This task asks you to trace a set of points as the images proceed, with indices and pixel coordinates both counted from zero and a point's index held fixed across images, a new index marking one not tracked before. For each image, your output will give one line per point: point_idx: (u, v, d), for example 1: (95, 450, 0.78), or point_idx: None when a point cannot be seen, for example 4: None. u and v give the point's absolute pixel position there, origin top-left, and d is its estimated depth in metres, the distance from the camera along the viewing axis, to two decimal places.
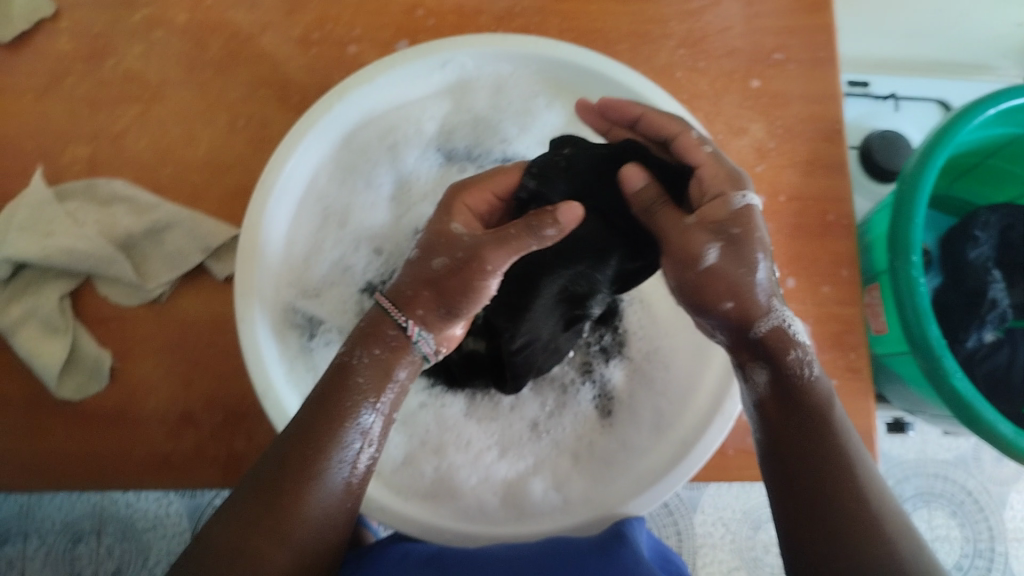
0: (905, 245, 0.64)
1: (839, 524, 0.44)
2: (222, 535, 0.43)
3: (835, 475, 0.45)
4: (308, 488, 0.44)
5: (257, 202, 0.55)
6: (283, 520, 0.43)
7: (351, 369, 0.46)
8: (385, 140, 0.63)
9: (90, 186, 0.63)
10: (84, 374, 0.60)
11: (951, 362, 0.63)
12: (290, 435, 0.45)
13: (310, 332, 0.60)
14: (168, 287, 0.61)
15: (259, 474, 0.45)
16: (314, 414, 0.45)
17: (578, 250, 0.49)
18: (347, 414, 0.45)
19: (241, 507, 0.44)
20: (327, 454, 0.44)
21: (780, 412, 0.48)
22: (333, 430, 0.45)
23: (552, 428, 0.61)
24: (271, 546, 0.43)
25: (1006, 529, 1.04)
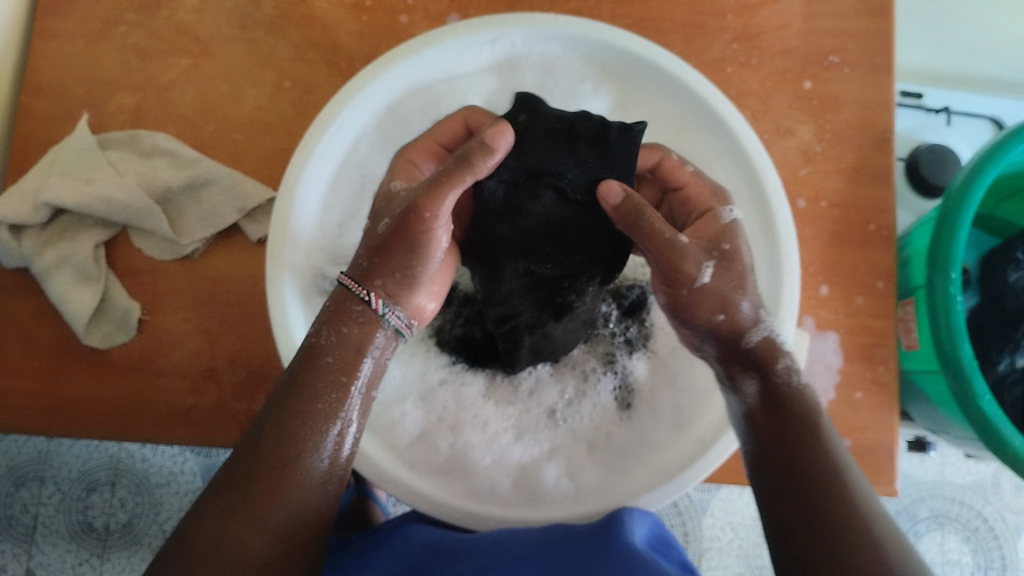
0: (946, 261, 0.63)
1: (825, 528, 0.42)
2: (199, 524, 0.42)
3: (820, 486, 0.44)
4: (284, 471, 0.43)
5: (296, 164, 0.55)
6: (263, 505, 0.42)
7: (321, 349, 0.46)
8: (429, 113, 0.62)
9: (133, 137, 0.64)
10: (112, 324, 0.61)
11: (982, 384, 0.62)
12: (263, 419, 0.45)
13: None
14: (201, 244, 0.61)
15: (233, 461, 0.44)
16: (286, 396, 0.45)
17: (540, 233, 0.48)
18: (321, 395, 0.45)
19: (217, 497, 0.43)
20: (301, 435, 0.44)
21: (771, 424, 0.47)
22: (307, 410, 0.45)
23: (570, 416, 0.61)
24: (249, 532, 0.41)
25: (1019, 559, 1.03)
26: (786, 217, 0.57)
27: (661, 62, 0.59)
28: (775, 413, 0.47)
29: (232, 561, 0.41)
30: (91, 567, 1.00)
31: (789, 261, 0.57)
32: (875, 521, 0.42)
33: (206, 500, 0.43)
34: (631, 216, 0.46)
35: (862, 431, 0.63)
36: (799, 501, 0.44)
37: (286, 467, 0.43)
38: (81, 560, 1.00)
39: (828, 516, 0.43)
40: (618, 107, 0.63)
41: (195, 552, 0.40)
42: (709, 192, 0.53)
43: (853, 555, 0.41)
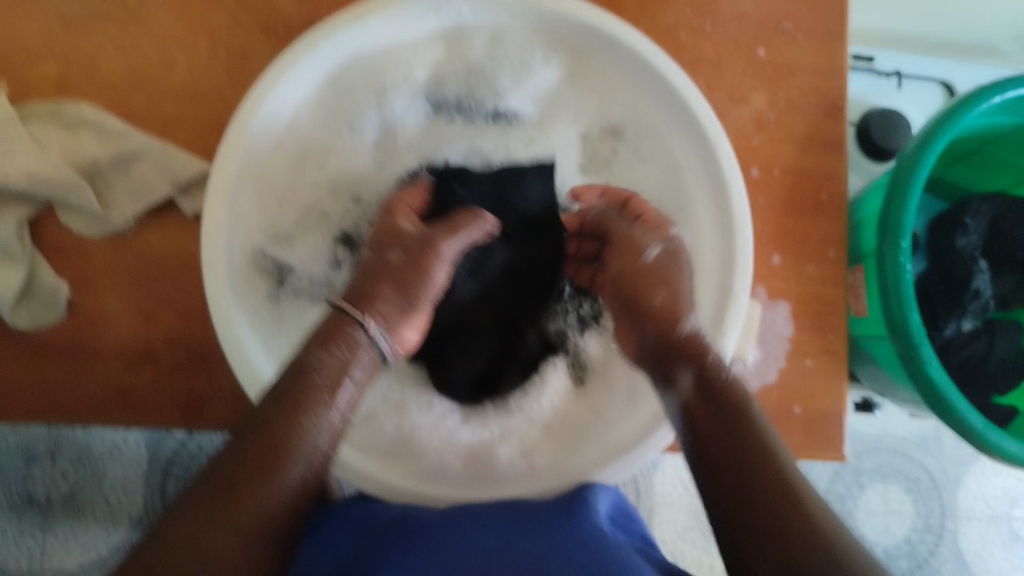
0: (896, 228, 0.63)
1: (772, 515, 0.40)
2: (169, 527, 0.39)
3: (758, 474, 0.42)
4: (262, 482, 0.41)
5: (231, 140, 0.52)
6: (246, 512, 0.40)
7: (311, 367, 0.46)
8: (371, 84, 0.60)
9: (55, 109, 0.60)
10: (41, 305, 0.57)
11: (929, 350, 0.63)
12: (248, 429, 0.43)
13: (282, 280, 0.58)
14: (133, 220, 0.58)
15: (208, 474, 0.42)
16: (272, 408, 0.44)
17: (497, 276, 0.59)
18: (306, 412, 0.44)
19: (190, 501, 0.40)
20: (284, 449, 0.43)
21: (706, 414, 0.47)
22: (291, 425, 0.43)
23: (526, 404, 0.58)
24: (222, 539, 0.39)
25: (958, 508, 1.07)
26: (740, 190, 0.56)
27: (614, 31, 0.57)
28: (710, 406, 0.47)
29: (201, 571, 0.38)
30: (34, 541, 0.97)
31: (744, 232, 0.56)
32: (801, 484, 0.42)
33: (182, 508, 0.40)
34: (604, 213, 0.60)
35: (812, 399, 0.64)
36: (732, 480, 0.43)
37: (265, 481, 0.42)
38: (23, 534, 0.97)
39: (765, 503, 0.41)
40: (570, 79, 0.62)
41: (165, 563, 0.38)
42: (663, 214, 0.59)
43: (785, 511, 0.40)
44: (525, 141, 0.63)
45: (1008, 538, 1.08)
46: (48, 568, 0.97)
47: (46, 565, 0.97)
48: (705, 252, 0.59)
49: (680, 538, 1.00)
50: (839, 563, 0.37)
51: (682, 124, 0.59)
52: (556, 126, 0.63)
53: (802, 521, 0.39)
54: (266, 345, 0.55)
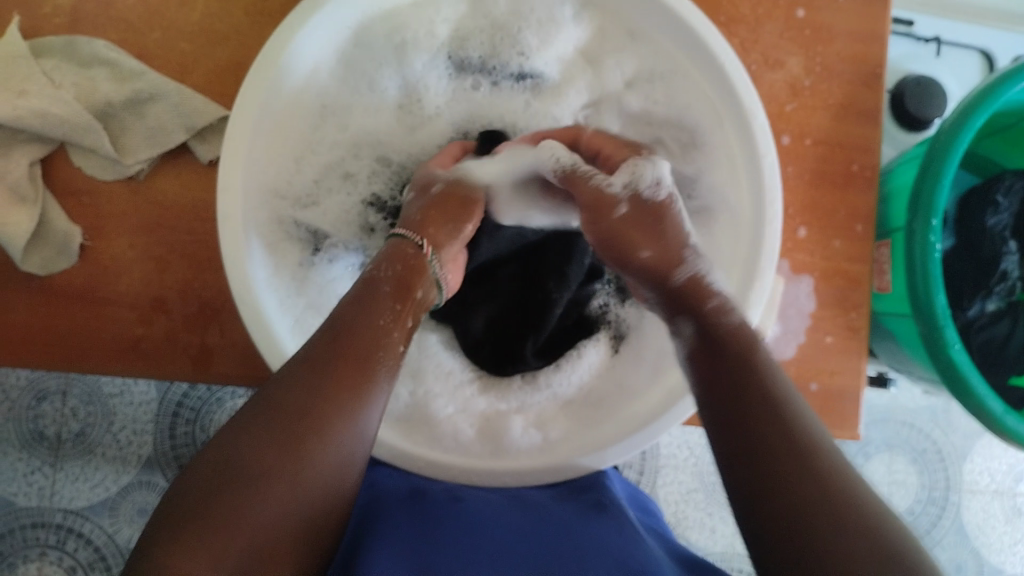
0: (928, 207, 0.61)
1: (756, 407, 0.42)
2: (272, 410, 0.39)
3: (743, 362, 0.44)
4: (356, 371, 0.42)
5: (250, 89, 0.49)
6: (340, 398, 0.40)
7: (379, 280, 0.46)
8: (392, 40, 0.57)
9: (70, 44, 0.58)
10: (52, 249, 0.56)
11: (953, 333, 0.62)
12: (328, 327, 0.43)
13: (315, 246, 0.57)
14: (146, 165, 0.57)
15: (302, 359, 0.41)
16: (351, 311, 0.44)
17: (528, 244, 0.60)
18: (380, 315, 0.44)
19: (289, 385, 0.40)
20: (367, 344, 0.43)
21: (707, 360, 0.46)
22: (370, 326, 0.44)
23: (555, 381, 0.57)
24: (331, 423, 0.39)
25: (963, 481, 1.06)
26: (773, 161, 0.53)
27: None
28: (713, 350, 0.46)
29: (311, 447, 0.38)
30: (43, 476, 0.98)
31: (772, 210, 0.53)
32: (824, 443, 0.40)
33: (235, 431, 0.39)
34: (566, 170, 0.53)
35: (830, 375, 0.63)
36: (748, 430, 0.41)
37: (360, 370, 0.42)
38: (32, 469, 0.98)
39: (744, 395, 0.43)
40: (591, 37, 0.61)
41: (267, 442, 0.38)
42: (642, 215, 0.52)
43: (783, 411, 0.41)
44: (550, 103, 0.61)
45: (1013, 513, 1.08)
46: (57, 507, 0.97)
47: (55, 503, 0.97)
48: (737, 229, 0.56)
49: (683, 499, 1.00)
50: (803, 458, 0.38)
51: (721, 92, 0.55)
52: (568, 100, 0.61)
53: (774, 417, 0.41)
54: (284, 305, 0.52)
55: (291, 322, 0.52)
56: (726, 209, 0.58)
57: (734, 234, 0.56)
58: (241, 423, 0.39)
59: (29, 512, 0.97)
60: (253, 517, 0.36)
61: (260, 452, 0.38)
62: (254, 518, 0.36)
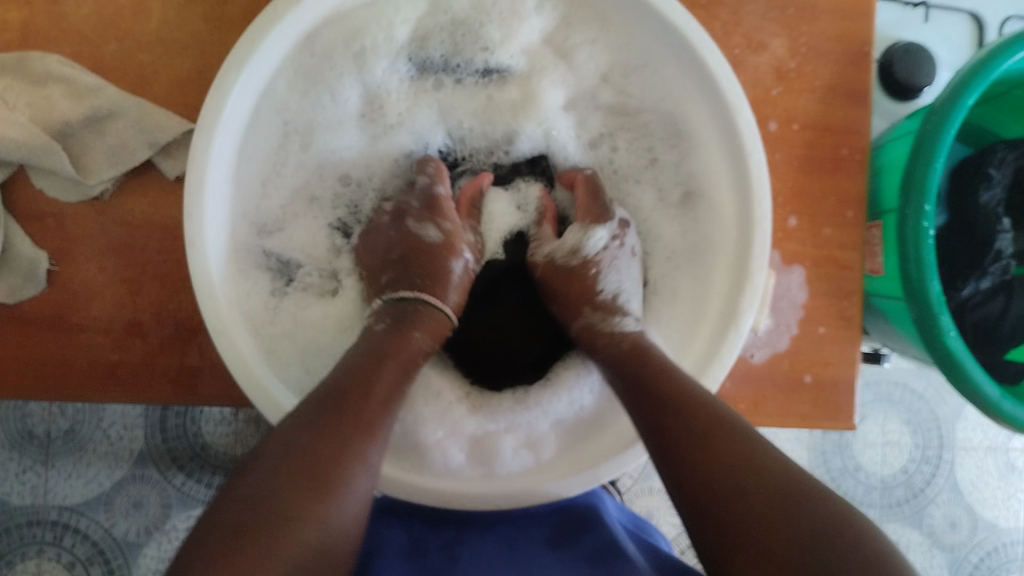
0: (920, 190, 0.60)
1: (706, 429, 0.44)
2: (297, 450, 0.41)
3: (679, 392, 0.47)
4: (372, 421, 0.44)
5: (211, 107, 0.48)
6: (359, 443, 0.42)
7: (409, 329, 0.51)
8: (351, 47, 0.54)
9: (22, 60, 0.55)
10: (18, 277, 0.54)
11: (948, 319, 0.60)
12: (347, 377, 0.46)
13: (288, 276, 0.56)
14: (112, 184, 0.55)
15: (320, 406, 0.43)
16: (366, 363, 0.47)
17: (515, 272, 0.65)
18: (397, 371, 0.47)
19: (311, 430, 0.42)
20: (379, 393, 0.46)
21: (640, 390, 0.49)
22: (388, 380, 0.46)
23: (544, 400, 0.56)
24: (354, 469, 0.41)
25: (956, 438, 1.07)
26: (759, 159, 0.51)
27: None
28: (638, 387, 0.49)
29: (336, 488, 0.40)
30: (36, 474, 0.97)
31: (761, 208, 0.52)
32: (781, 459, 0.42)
33: (263, 464, 0.40)
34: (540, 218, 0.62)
35: (824, 366, 0.62)
36: (688, 455, 0.44)
37: (376, 418, 0.44)
38: (25, 468, 0.97)
39: (690, 417, 0.45)
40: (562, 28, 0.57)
41: (299, 482, 0.39)
42: (571, 274, 0.58)
43: (728, 432, 0.44)
44: (524, 96, 0.59)
45: (1005, 469, 1.08)
46: (52, 504, 0.96)
47: (49, 500, 0.96)
48: (719, 230, 0.55)
49: None
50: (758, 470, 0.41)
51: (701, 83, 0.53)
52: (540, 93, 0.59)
53: (730, 439, 0.43)
54: (258, 331, 0.51)
55: (264, 349, 0.50)
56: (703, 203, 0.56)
57: (717, 231, 0.55)
58: (267, 464, 0.40)
59: (23, 513, 0.96)
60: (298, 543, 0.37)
61: (291, 492, 0.39)
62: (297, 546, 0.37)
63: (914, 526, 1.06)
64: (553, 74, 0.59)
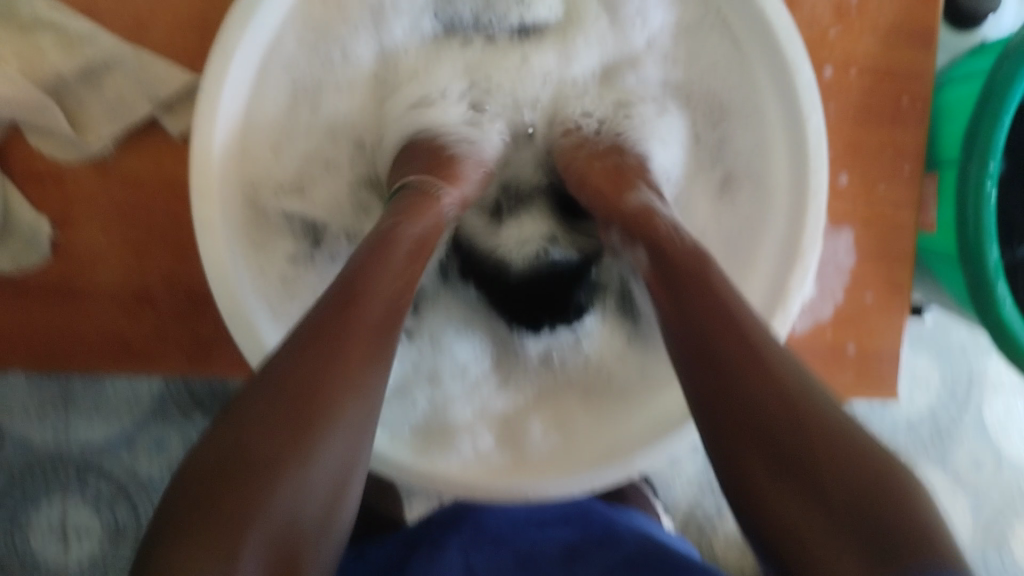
0: (984, 152, 0.55)
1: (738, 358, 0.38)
2: (275, 381, 0.35)
3: (720, 319, 0.39)
4: (367, 338, 0.38)
5: (214, 66, 0.44)
6: (348, 371, 0.36)
7: (414, 226, 0.44)
8: (370, 1, 0.52)
9: (9, 8, 0.51)
10: (21, 242, 0.51)
11: (1004, 286, 0.57)
12: (337, 292, 0.39)
13: (318, 239, 0.53)
14: (111, 145, 0.51)
15: (304, 333, 0.37)
16: (359, 272, 0.40)
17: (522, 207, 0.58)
18: (396, 278, 0.41)
19: (291, 360, 0.36)
20: (374, 305, 0.39)
21: (669, 292, 0.42)
22: (386, 284, 0.40)
23: (568, 361, 0.56)
24: (342, 399, 0.36)
25: (986, 375, 1.00)
26: (818, 125, 0.48)
27: None
28: (673, 292, 0.42)
29: (317, 424, 0.34)
30: (57, 413, 0.89)
31: (817, 177, 0.49)
32: (818, 398, 0.36)
33: (239, 404, 0.34)
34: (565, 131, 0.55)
35: (870, 331, 0.58)
36: (721, 378, 0.38)
37: (375, 337, 0.39)
38: (44, 408, 0.88)
39: (723, 342, 0.39)
40: None
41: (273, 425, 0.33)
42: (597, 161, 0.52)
43: (761, 363, 0.37)
44: (558, 55, 0.55)
45: None
46: (73, 443, 0.89)
47: (70, 439, 0.89)
48: (771, 199, 0.53)
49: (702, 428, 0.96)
50: (797, 417, 0.35)
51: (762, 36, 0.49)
52: (587, 31, 0.55)
53: (763, 375, 0.37)
54: (273, 310, 0.48)
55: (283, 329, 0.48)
56: (757, 184, 0.54)
57: (769, 202, 0.53)
58: (240, 405, 0.34)
59: (44, 452, 0.89)
60: (279, 509, 0.32)
61: (265, 438, 0.33)
62: (276, 513, 0.32)
63: (938, 464, 1.01)
64: (590, 30, 0.55)
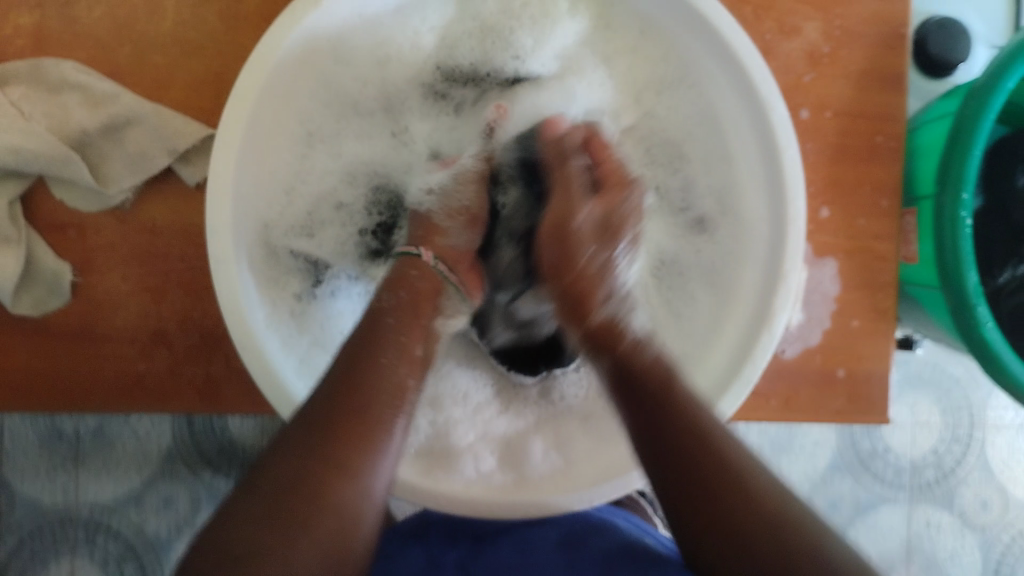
0: (958, 179, 0.58)
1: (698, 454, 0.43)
2: (282, 469, 0.40)
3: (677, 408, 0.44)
4: (364, 423, 0.43)
5: (234, 112, 0.47)
6: (343, 455, 0.41)
7: (382, 313, 0.48)
8: (377, 57, 0.56)
9: (35, 69, 0.54)
10: (43, 289, 0.54)
11: (984, 310, 0.59)
12: (332, 379, 0.44)
13: (317, 276, 0.56)
14: (131, 193, 0.54)
15: (305, 421, 0.42)
16: (350, 357, 0.45)
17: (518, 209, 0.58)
18: (385, 359, 0.46)
19: (295, 451, 0.41)
20: (368, 390, 0.44)
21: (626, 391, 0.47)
22: (374, 366, 0.45)
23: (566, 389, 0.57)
24: (339, 484, 0.40)
25: (987, 417, 1.01)
26: (794, 157, 0.51)
27: None
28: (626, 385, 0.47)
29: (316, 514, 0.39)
30: (67, 473, 0.90)
31: (796, 206, 0.52)
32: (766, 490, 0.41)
33: (238, 502, 0.39)
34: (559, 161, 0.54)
35: (858, 359, 0.60)
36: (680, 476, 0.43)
37: (370, 420, 0.43)
38: (54, 468, 0.90)
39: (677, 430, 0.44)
40: (593, 31, 0.58)
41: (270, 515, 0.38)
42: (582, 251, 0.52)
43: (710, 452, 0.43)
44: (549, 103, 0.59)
45: None
46: (83, 502, 0.90)
47: (80, 498, 0.90)
48: (751, 229, 0.55)
49: None
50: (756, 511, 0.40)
51: (742, 75, 0.52)
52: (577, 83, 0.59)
53: (714, 466, 0.42)
54: (281, 339, 0.51)
55: (295, 362, 0.51)
56: (734, 218, 0.57)
57: (749, 235, 0.55)
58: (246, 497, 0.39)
59: (54, 511, 0.90)
60: None
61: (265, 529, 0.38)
62: None
63: (944, 507, 1.01)
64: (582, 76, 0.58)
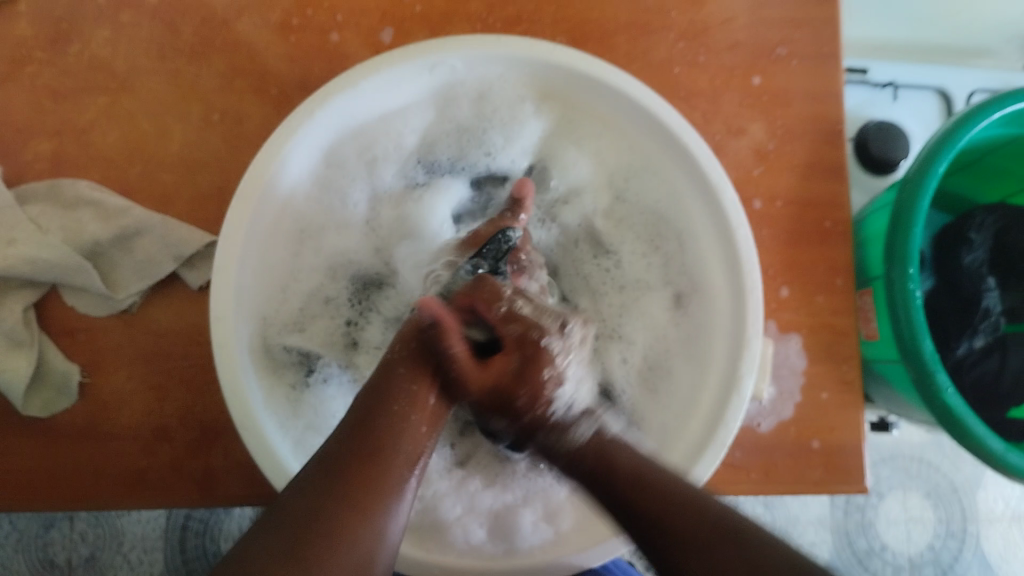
0: (902, 257, 0.62)
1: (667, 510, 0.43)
2: (301, 503, 0.41)
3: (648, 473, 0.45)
4: (383, 466, 0.44)
5: (235, 213, 0.52)
6: (361, 494, 0.42)
7: (392, 371, 0.49)
8: (363, 157, 0.61)
9: (53, 189, 0.60)
10: (50, 391, 0.57)
11: (944, 376, 0.62)
12: (350, 427, 0.46)
13: (309, 366, 0.59)
14: (137, 297, 0.58)
15: (323, 461, 0.43)
16: (369, 407, 0.47)
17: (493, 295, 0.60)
18: (402, 405, 0.47)
19: (314, 486, 0.42)
20: (384, 437, 0.45)
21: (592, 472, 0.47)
22: (390, 415, 0.46)
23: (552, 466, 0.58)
24: (355, 519, 0.41)
25: (979, 510, 1.02)
26: (745, 233, 0.56)
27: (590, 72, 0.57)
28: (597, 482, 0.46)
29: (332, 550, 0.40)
30: None
31: (753, 275, 0.55)
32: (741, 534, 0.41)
33: (256, 535, 0.40)
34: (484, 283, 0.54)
35: (831, 431, 0.63)
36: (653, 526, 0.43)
37: (384, 463, 0.44)
38: None
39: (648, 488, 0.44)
40: (561, 125, 0.64)
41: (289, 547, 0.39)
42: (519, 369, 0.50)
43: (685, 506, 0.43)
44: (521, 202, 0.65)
45: None
46: None
47: None
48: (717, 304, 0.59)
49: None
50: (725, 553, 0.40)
51: (694, 161, 0.57)
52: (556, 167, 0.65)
53: (685, 517, 0.42)
54: (278, 422, 0.53)
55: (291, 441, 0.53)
56: (702, 294, 0.60)
57: (713, 308, 0.59)
58: (264, 531, 0.40)
59: None
60: None
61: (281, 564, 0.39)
62: None
63: None
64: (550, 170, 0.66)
